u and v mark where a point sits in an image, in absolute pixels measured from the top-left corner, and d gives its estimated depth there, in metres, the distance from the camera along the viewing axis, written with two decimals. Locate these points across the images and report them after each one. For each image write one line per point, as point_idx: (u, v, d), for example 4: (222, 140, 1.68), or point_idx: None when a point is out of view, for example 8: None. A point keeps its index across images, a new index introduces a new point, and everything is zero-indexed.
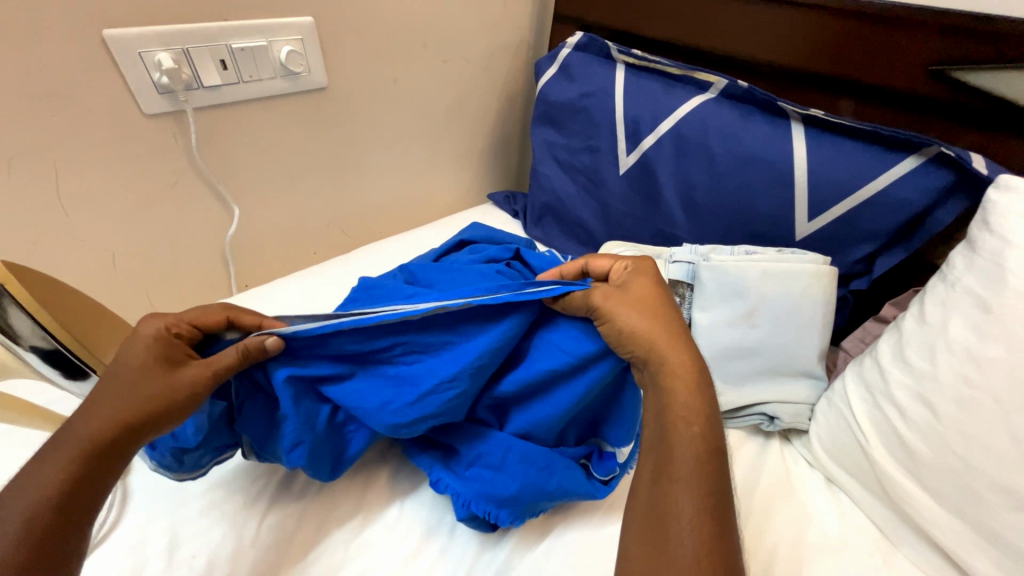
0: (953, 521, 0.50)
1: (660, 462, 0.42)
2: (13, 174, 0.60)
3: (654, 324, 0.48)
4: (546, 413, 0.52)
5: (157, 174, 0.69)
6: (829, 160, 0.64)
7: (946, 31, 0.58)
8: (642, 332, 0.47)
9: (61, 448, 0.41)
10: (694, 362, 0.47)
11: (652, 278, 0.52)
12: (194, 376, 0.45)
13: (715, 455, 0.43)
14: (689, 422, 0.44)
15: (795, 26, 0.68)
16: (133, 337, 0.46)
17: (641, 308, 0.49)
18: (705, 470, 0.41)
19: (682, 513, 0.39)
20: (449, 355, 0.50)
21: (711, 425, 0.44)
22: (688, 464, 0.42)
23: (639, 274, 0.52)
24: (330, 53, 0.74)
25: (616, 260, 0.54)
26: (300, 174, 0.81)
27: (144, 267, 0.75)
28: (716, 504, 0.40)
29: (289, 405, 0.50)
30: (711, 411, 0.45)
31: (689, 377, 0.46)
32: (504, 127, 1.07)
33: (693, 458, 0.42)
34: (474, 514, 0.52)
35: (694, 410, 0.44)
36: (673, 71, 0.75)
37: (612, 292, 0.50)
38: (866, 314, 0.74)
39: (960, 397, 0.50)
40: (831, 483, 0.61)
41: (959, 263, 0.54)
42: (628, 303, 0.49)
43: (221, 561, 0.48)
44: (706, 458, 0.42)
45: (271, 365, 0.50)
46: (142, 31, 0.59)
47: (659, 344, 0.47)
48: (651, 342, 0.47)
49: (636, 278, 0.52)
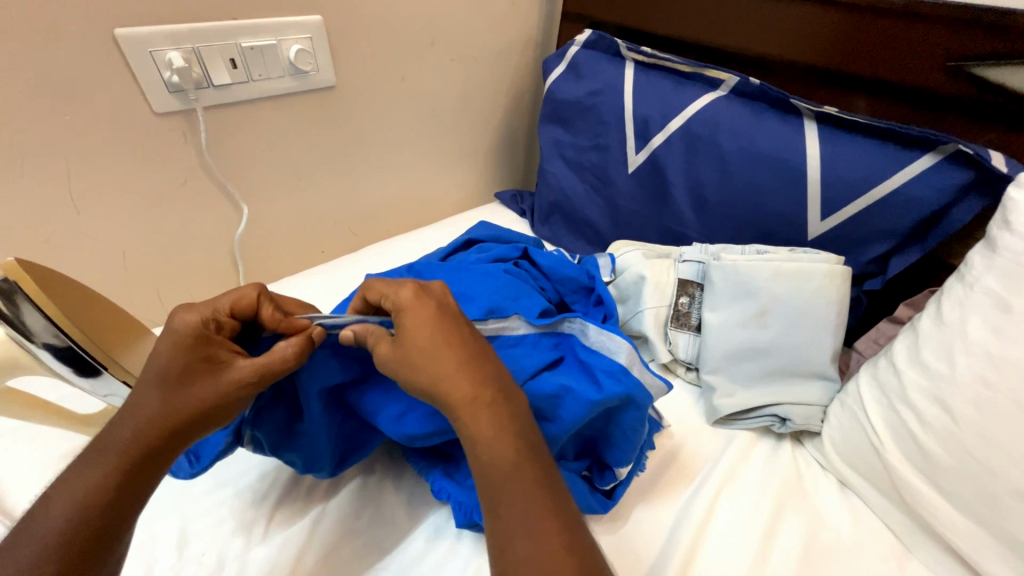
0: (970, 525, 0.49)
1: (484, 491, 0.40)
2: (27, 173, 0.60)
3: (438, 352, 0.43)
4: (552, 432, 0.50)
5: (168, 173, 0.69)
6: (842, 158, 0.63)
7: (964, 26, 0.57)
8: (431, 377, 0.43)
9: (106, 451, 0.41)
10: (478, 370, 0.44)
11: (421, 308, 0.45)
12: (239, 380, 0.44)
13: (536, 450, 0.42)
14: (492, 436, 0.41)
15: (808, 21, 0.67)
16: (167, 328, 0.44)
17: (429, 344, 0.44)
18: (526, 475, 0.40)
19: (512, 535, 0.38)
20: None
21: (521, 423, 0.43)
22: (500, 476, 0.40)
23: (404, 309, 0.45)
24: (338, 51, 0.74)
25: (393, 286, 0.47)
26: (308, 173, 0.81)
27: (154, 264, 0.75)
28: (550, 498, 0.40)
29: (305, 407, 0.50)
30: (514, 408, 0.43)
31: (473, 386, 0.43)
32: (511, 126, 1.07)
33: (508, 468, 0.40)
34: (476, 522, 0.51)
35: (482, 420, 0.41)
36: (684, 68, 0.74)
37: (387, 351, 0.44)
38: (880, 314, 0.73)
39: (978, 399, 0.49)
40: (844, 486, 0.60)
41: (977, 263, 0.53)
42: (405, 359, 0.44)
43: (228, 558, 0.48)
44: (524, 458, 0.41)
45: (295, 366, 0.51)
46: (154, 30, 0.59)
47: (440, 375, 0.43)
48: (435, 377, 0.43)
49: (406, 311, 0.45)
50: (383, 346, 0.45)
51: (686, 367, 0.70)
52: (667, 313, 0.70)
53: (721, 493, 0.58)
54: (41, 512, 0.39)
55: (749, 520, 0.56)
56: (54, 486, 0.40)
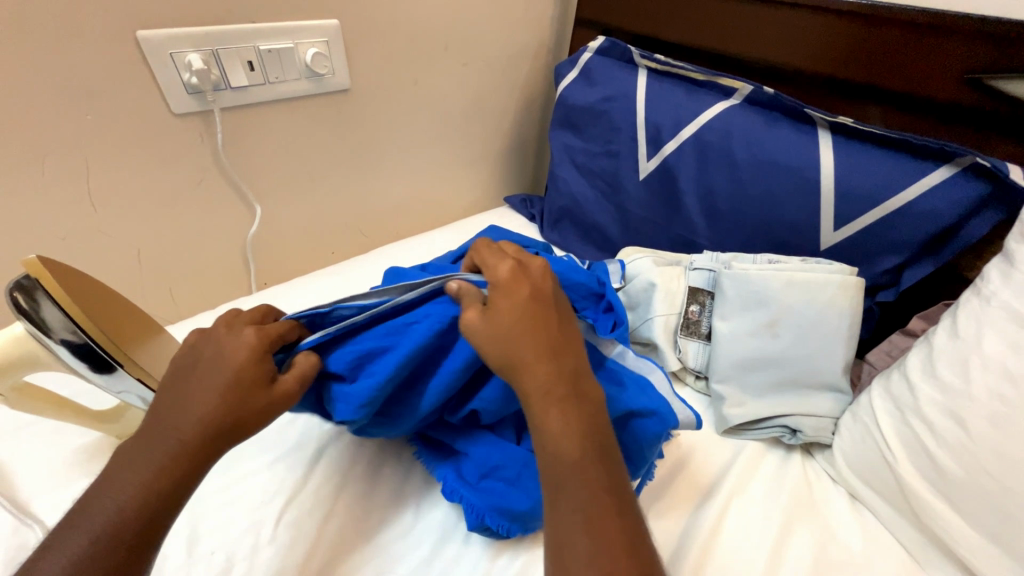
0: (984, 543, 0.49)
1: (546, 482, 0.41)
2: (47, 171, 0.61)
3: (522, 334, 0.45)
4: None
5: (184, 173, 0.70)
6: (857, 168, 0.63)
7: (983, 38, 0.57)
8: (513, 357, 0.44)
9: (157, 446, 0.41)
10: (555, 363, 0.44)
11: (524, 288, 0.48)
12: (284, 391, 0.45)
13: (602, 450, 0.42)
14: (560, 429, 0.42)
15: (823, 31, 0.66)
16: (232, 339, 0.46)
17: (518, 322, 0.45)
18: (591, 471, 0.40)
19: (573, 534, 0.37)
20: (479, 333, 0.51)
21: (590, 420, 0.43)
22: (566, 472, 0.40)
23: (502, 284, 0.47)
24: (354, 55, 0.74)
25: (502, 262, 0.50)
26: (320, 175, 0.82)
27: (167, 263, 0.76)
28: (616, 499, 0.40)
29: (365, 374, 0.50)
30: (586, 404, 0.44)
31: (549, 378, 0.43)
32: (522, 130, 1.07)
33: (575, 465, 0.40)
34: (487, 526, 0.51)
35: (553, 415, 0.42)
36: (697, 76, 0.74)
37: (475, 318, 0.45)
38: (892, 326, 0.72)
39: (993, 415, 0.48)
40: (854, 499, 0.59)
41: (993, 278, 0.53)
42: (489, 331, 0.45)
43: (237, 559, 0.49)
44: (589, 454, 0.41)
45: (378, 323, 0.52)
46: (174, 33, 0.60)
47: (521, 357, 0.44)
48: (512, 357, 0.44)
49: (505, 288, 0.47)
50: (472, 312, 0.46)
51: (696, 376, 0.71)
52: (677, 321, 0.70)
53: (730, 504, 0.58)
54: (97, 498, 0.40)
55: (758, 534, 0.55)
56: (106, 474, 0.41)
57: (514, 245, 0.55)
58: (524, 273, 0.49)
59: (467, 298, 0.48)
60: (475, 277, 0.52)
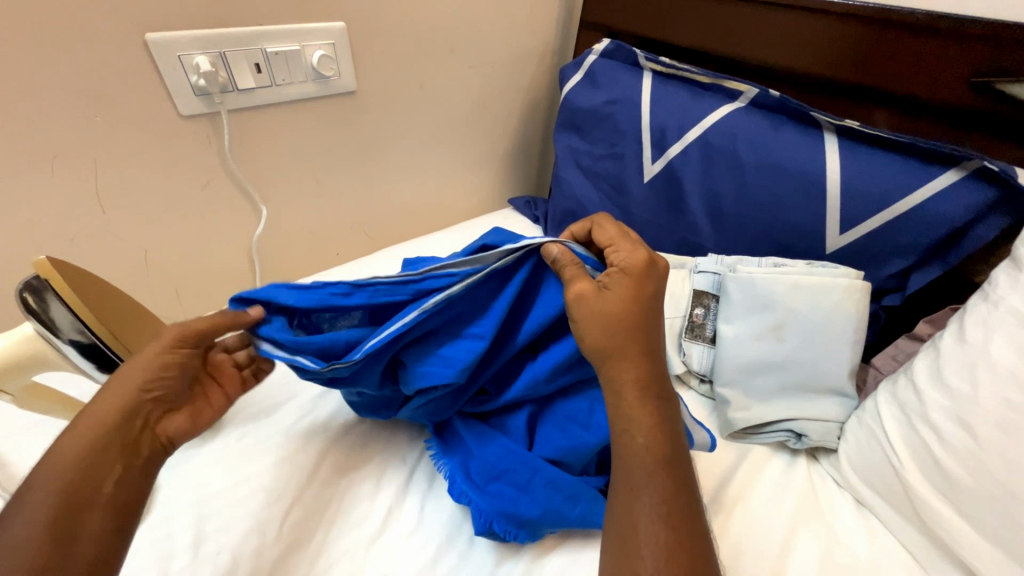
0: (992, 550, 0.48)
1: (621, 469, 0.45)
2: (57, 172, 0.62)
3: (630, 323, 0.48)
4: (583, 439, 0.54)
5: (192, 174, 0.70)
6: (864, 172, 0.63)
7: (991, 42, 0.56)
8: (614, 346, 0.47)
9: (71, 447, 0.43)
10: (651, 362, 0.48)
11: (638, 278, 0.50)
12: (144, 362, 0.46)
13: (678, 453, 0.45)
14: (648, 424, 0.45)
15: (828, 34, 0.66)
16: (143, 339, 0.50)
17: (630, 310, 0.48)
18: (666, 472, 0.44)
19: (650, 524, 0.41)
20: (542, 305, 0.53)
21: (668, 424, 0.46)
22: (644, 468, 0.44)
23: (629, 271, 0.51)
24: (358, 57, 0.74)
25: (626, 245, 0.53)
26: (325, 177, 0.82)
27: (174, 263, 0.77)
28: (685, 498, 0.43)
29: (467, 338, 0.52)
30: (666, 411, 0.47)
31: (643, 377, 0.47)
32: (526, 132, 1.07)
33: (656, 460, 0.44)
34: (494, 532, 0.51)
35: (644, 414, 0.45)
36: (702, 79, 0.74)
37: (588, 290, 0.49)
38: (899, 331, 0.72)
39: (1002, 421, 0.48)
40: (859, 504, 0.59)
41: (1001, 282, 0.53)
42: (598, 306, 0.48)
43: (242, 558, 0.49)
44: (665, 453, 0.44)
45: (473, 289, 0.52)
46: (183, 35, 0.60)
47: (620, 348, 0.47)
48: (616, 347, 0.47)
49: (627, 271, 0.51)
50: (586, 284, 0.49)
51: (700, 380, 0.71)
52: (682, 325, 0.70)
53: (735, 509, 0.58)
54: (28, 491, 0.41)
55: (761, 539, 0.55)
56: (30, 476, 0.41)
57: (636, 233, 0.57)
58: (652, 268, 0.52)
59: (570, 269, 0.50)
60: (579, 249, 0.53)
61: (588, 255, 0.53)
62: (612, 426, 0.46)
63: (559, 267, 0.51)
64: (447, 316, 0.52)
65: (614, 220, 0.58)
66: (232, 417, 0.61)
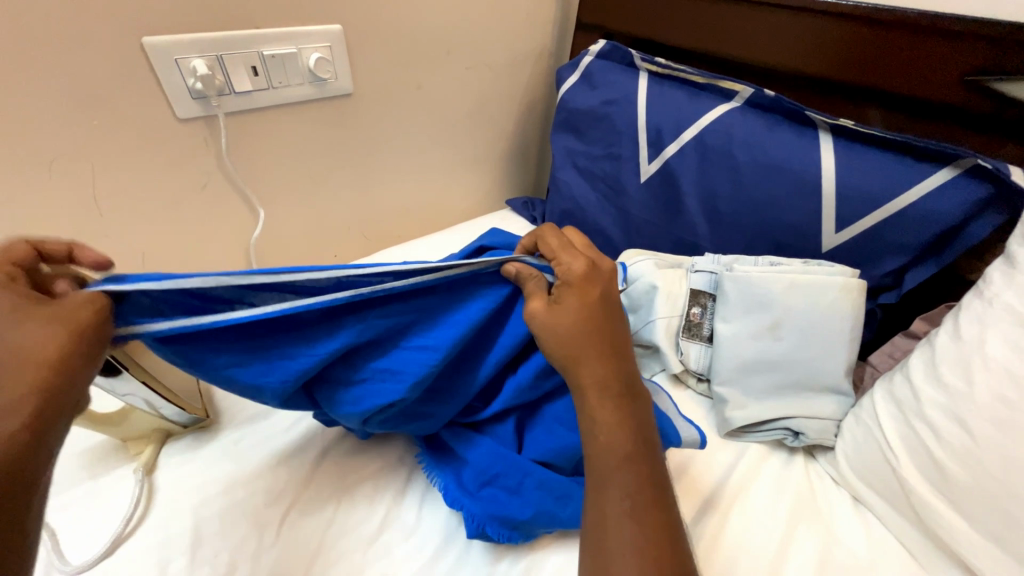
0: (988, 546, 0.48)
1: (591, 468, 0.45)
2: (56, 176, 0.62)
3: (585, 332, 0.49)
4: (573, 440, 0.54)
5: (191, 177, 0.71)
6: (859, 170, 0.63)
7: (983, 40, 0.57)
8: (574, 351, 0.48)
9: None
10: (615, 362, 0.49)
11: (582, 286, 0.51)
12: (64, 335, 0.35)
13: (647, 449, 0.46)
14: (615, 424, 0.46)
15: (821, 34, 0.67)
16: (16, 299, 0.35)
17: (582, 320, 0.49)
18: (636, 468, 0.44)
19: (621, 524, 0.41)
20: (512, 321, 0.55)
21: (633, 421, 0.47)
22: (613, 467, 0.44)
23: (573, 282, 0.51)
24: (355, 58, 0.75)
25: (572, 256, 0.53)
26: (323, 178, 0.82)
27: (173, 265, 0.77)
28: (658, 495, 0.43)
29: (416, 350, 0.51)
30: (632, 408, 0.48)
31: (606, 377, 0.48)
32: (524, 133, 1.08)
33: (625, 457, 0.44)
34: (488, 534, 0.51)
35: (609, 413, 0.46)
36: (697, 79, 0.75)
37: (540, 307, 0.50)
38: (895, 328, 0.72)
39: (998, 418, 0.48)
40: (857, 502, 0.59)
41: (996, 279, 0.53)
42: (553, 321, 0.49)
43: (240, 561, 0.49)
44: (633, 449, 0.45)
45: (420, 297, 0.51)
46: (180, 38, 0.61)
47: (583, 354, 0.48)
48: (573, 355, 0.48)
49: (575, 282, 0.51)
50: (538, 302, 0.50)
51: (697, 379, 0.71)
52: (679, 324, 0.70)
53: (732, 508, 0.58)
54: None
55: (757, 538, 0.55)
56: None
57: (580, 238, 0.57)
58: (596, 270, 0.53)
59: (530, 282, 0.52)
60: (534, 260, 0.54)
61: (545, 264, 0.54)
62: (581, 427, 0.47)
63: (521, 281, 0.52)
64: (386, 327, 0.50)
65: (557, 229, 0.57)
66: (230, 420, 0.61)
